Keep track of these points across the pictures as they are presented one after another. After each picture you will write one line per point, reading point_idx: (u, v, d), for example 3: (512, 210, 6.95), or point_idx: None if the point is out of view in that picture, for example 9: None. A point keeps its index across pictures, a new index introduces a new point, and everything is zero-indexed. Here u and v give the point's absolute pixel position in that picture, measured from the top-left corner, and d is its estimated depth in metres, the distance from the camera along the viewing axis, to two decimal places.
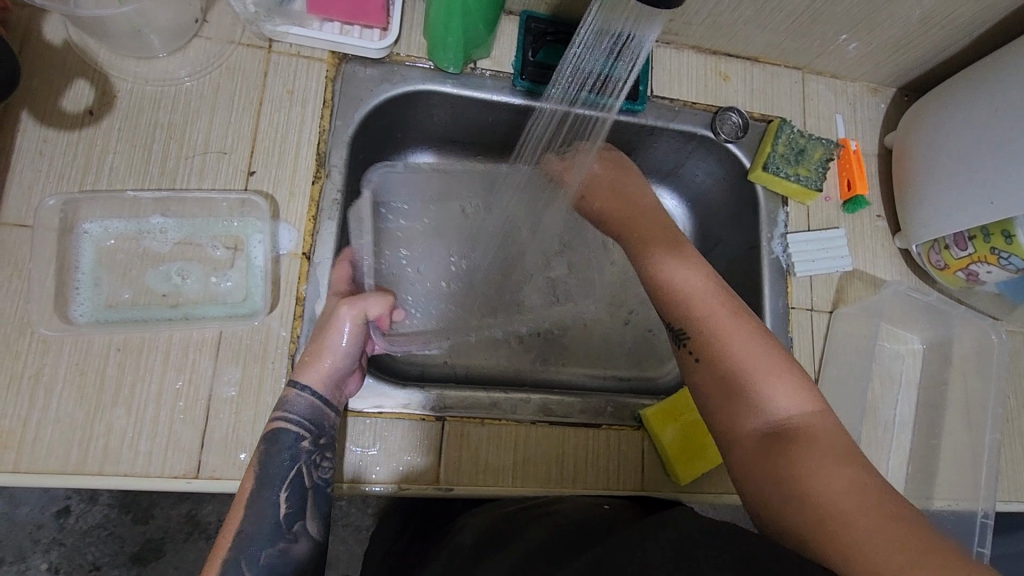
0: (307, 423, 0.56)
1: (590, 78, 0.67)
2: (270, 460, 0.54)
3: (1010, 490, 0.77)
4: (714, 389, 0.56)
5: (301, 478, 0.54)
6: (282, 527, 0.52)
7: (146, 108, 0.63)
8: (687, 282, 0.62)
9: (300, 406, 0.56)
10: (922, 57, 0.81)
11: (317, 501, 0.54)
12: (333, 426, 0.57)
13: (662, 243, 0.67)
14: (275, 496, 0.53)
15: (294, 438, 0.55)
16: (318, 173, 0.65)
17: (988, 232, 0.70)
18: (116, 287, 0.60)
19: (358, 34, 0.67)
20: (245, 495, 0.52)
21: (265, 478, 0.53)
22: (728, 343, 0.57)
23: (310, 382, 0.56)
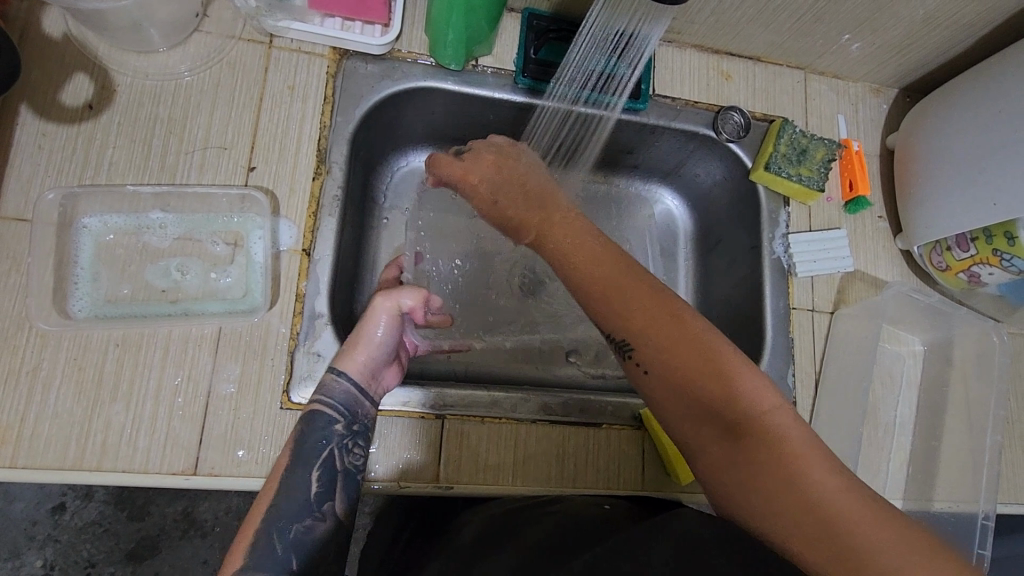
0: (343, 408, 0.56)
1: (594, 76, 0.67)
2: (308, 438, 0.54)
3: (1011, 493, 0.77)
4: (670, 402, 0.51)
5: (334, 460, 0.54)
6: (311, 507, 0.52)
7: (146, 102, 0.62)
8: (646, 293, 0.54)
9: (338, 391, 0.56)
10: (924, 58, 0.81)
11: (346, 484, 0.54)
12: (368, 415, 0.57)
13: (582, 234, 0.58)
14: (307, 476, 0.52)
15: (329, 420, 0.55)
16: (318, 170, 0.65)
17: (990, 233, 0.70)
18: (115, 282, 0.60)
19: (359, 30, 0.67)
20: (279, 472, 0.53)
21: (300, 455, 0.53)
22: (675, 349, 0.51)
23: (347, 369, 0.57)
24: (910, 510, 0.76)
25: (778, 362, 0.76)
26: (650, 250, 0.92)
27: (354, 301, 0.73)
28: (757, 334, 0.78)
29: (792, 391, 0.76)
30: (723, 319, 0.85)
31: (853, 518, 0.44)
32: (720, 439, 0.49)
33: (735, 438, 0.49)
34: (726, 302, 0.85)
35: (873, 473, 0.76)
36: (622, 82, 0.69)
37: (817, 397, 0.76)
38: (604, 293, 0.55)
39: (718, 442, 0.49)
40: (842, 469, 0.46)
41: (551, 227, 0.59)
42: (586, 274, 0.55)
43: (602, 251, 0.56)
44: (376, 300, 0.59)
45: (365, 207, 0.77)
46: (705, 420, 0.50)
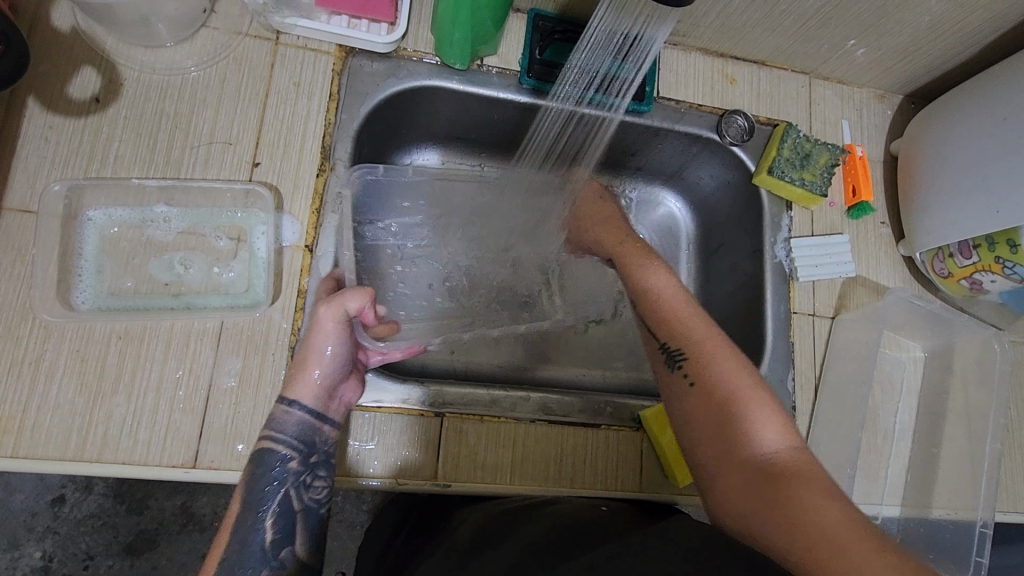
0: (297, 444, 0.54)
1: (597, 77, 0.67)
2: (257, 484, 0.52)
3: (1010, 501, 0.77)
4: (704, 417, 0.55)
5: (291, 500, 0.53)
6: (268, 556, 0.51)
7: (153, 96, 0.63)
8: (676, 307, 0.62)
9: (290, 424, 0.54)
10: (930, 64, 0.81)
11: (307, 523, 0.53)
12: (325, 441, 0.56)
13: (648, 265, 0.67)
14: (261, 524, 0.51)
15: (282, 459, 0.53)
16: (323, 166, 0.65)
17: (993, 241, 0.70)
18: (119, 275, 0.61)
19: (366, 28, 0.67)
20: (232, 518, 0.51)
21: (250, 503, 0.51)
22: (723, 370, 0.56)
23: (299, 397, 0.55)
24: (908, 517, 0.76)
25: (778, 366, 0.76)
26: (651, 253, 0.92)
27: None
28: (758, 337, 0.78)
29: (792, 395, 0.76)
30: (723, 322, 0.86)
31: (849, 542, 0.43)
32: (741, 463, 0.51)
33: (754, 461, 0.51)
34: (727, 306, 0.86)
35: (872, 478, 0.76)
36: (627, 84, 0.68)
37: (817, 401, 0.77)
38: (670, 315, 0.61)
39: (737, 463, 0.51)
40: (846, 507, 0.46)
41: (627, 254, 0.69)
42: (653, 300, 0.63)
43: (668, 286, 0.64)
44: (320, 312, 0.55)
45: None
46: (731, 440, 0.53)
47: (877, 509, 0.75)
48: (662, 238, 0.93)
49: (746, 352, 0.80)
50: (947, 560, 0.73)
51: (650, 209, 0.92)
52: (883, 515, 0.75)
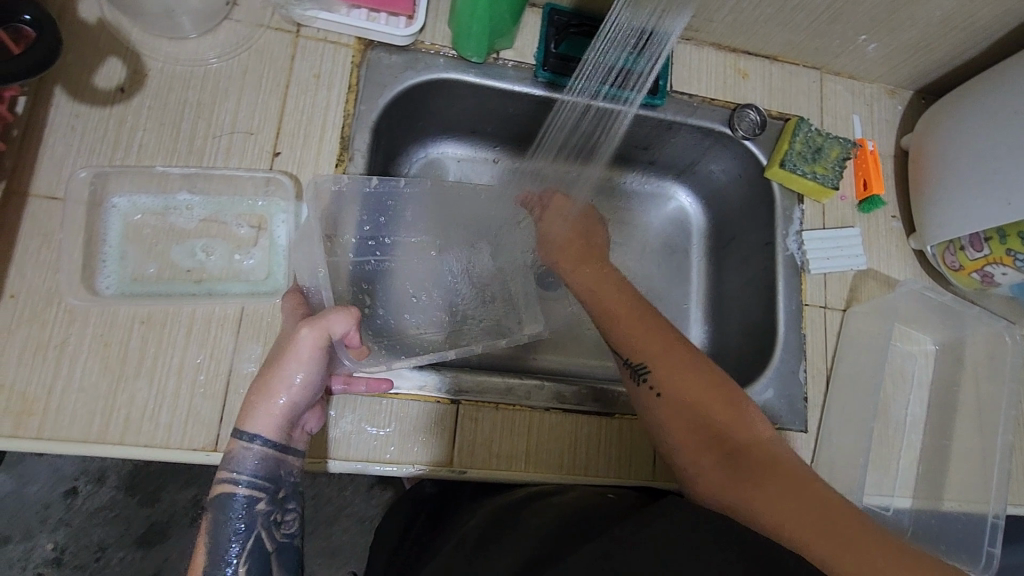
0: (260, 483, 0.51)
1: (613, 72, 0.68)
2: (221, 531, 0.49)
3: (1021, 494, 0.77)
4: (680, 423, 0.57)
5: (262, 541, 0.50)
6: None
7: (176, 86, 0.64)
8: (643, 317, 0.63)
9: (250, 462, 0.51)
10: (941, 59, 0.82)
11: (283, 563, 0.51)
12: (290, 473, 0.53)
13: (606, 280, 0.67)
14: (232, 573, 0.49)
15: (246, 501, 0.51)
16: (342, 157, 0.66)
17: (1004, 233, 0.71)
18: (142, 261, 0.61)
19: (384, 21, 0.68)
20: (197, 569, 0.49)
21: (217, 552, 0.49)
22: (684, 377, 0.58)
23: (260, 431, 0.51)
24: (920, 509, 0.76)
25: (789, 358, 0.77)
26: (663, 246, 0.93)
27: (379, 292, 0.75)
28: (769, 330, 0.79)
29: (803, 386, 0.76)
30: (734, 315, 0.86)
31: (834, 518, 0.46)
32: (721, 462, 0.53)
33: (734, 458, 0.53)
34: (737, 299, 0.86)
35: (884, 470, 0.76)
36: (642, 79, 0.69)
37: (829, 392, 0.77)
38: (629, 327, 0.62)
39: (716, 463, 0.53)
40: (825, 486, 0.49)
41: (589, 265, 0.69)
42: (613, 311, 0.64)
43: (625, 295, 0.65)
44: (299, 339, 0.51)
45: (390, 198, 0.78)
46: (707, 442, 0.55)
47: (888, 501, 0.75)
48: (672, 232, 0.94)
49: (758, 344, 0.80)
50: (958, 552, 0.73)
51: (661, 202, 0.93)
52: (895, 507, 0.75)
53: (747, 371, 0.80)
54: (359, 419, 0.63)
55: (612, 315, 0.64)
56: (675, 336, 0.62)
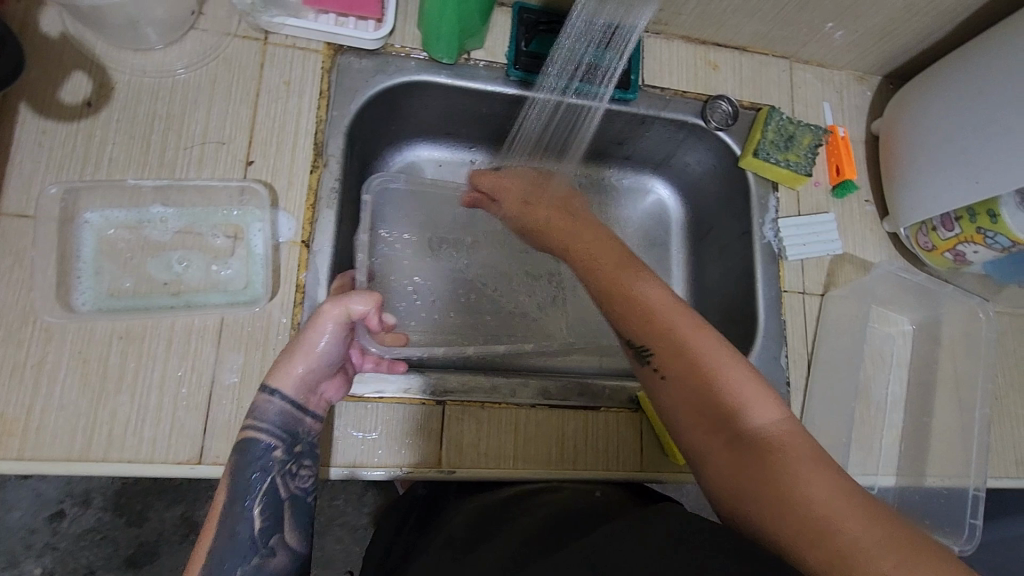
0: (280, 434, 0.55)
1: (581, 67, 0.68)
2: (241, 472, 0.53)
3: (1001, 467, 0.78)
4: (682, 405, 0.51)
5: (277, 488, 0.54)
6: (258, 544, 0.51)
7: (144, 99, 0.63)
8: (643, 288, 0.57)
9: (272, 413, 0.55)
10: (905, 44, 0.83)
11: (294, 512, 0.54)
12: (308, 432, 0.57)
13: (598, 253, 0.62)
14: (249, 513, 0.52)
15: (266, 448, 0.54)
16: (316, 163, 0.66)
17: (974, 211, 0.72)
18: (117, 276, 0.61)
19: (353, 25, 0.68)
20: (217, 511, 0.52)
21: (236, 493, 0.52)
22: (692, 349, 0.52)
23: (281, 387, 0.55)
24: (904, 486, 0.77)
25: (769, 344, 0.78)
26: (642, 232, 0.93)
27: None
28: (750, 318, 0.80)
29: (785, 371, 0.77)
30: (716, 305, 0.87)
31: (846, 514, 0.41)
32: (726, 447, 0.48)
33: (739, 442, 0.48)
34: (718, 289, 0.87)
35: (867, 451, 0.77)
36: (610, 73, 0.69)
37: (810, 376, 0.78)
38: (627, 301, 0.56)
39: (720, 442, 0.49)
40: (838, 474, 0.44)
41: (577, 241, 0.64)
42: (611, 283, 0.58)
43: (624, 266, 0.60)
44: (323, 311, 0.55)
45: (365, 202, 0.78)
46: (712, 420, 0.50)
47: (873, 480, 0.76)
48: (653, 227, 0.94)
49: (738, 332, 0.81)
50: (942, 525, 0.74)
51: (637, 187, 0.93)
52: (880, 485, 0.77)
53: None
54: (344, 424, 0.63)
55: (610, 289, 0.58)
56: (681, 307, 0.55)
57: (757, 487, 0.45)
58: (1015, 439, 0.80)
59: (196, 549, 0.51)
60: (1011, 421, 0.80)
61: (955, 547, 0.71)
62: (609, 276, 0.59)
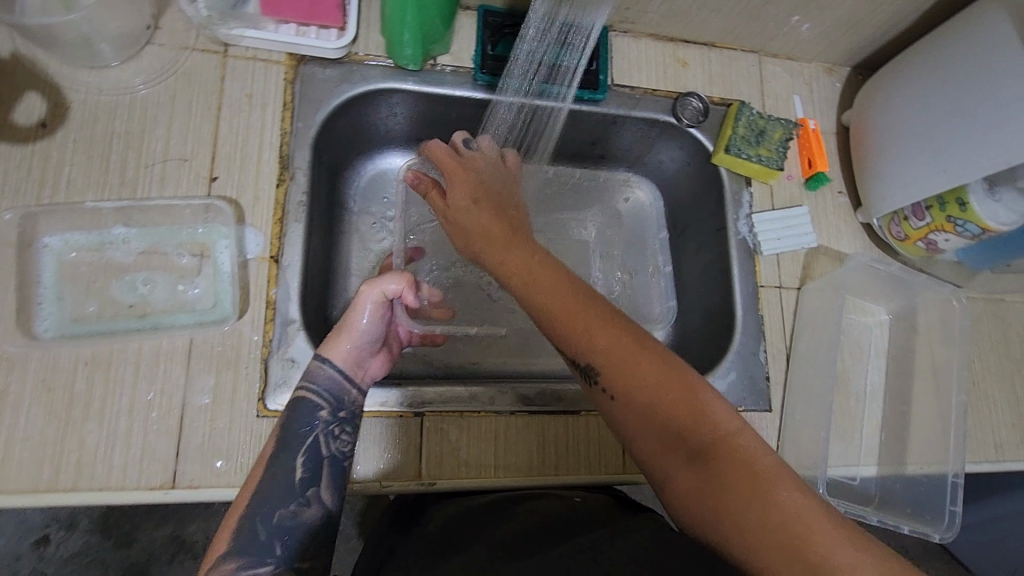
0: (329, 397, 0.57)
1: (543, 68, 0.68)
2: (291, 425, 0.55)
3: (979, 451, 0.79)
4: (635, 422, 0.50)
5: (319, 446, 0.55)
6: (295, 492, 0.52)
7: (102, 117, 0.62)
8: (581, 304, 0.54)
9: (322, 377, 0.57)
10: (872, 35, 0.84)
11: (333, 471, 0.55)
12: (354, 401, 0.59)
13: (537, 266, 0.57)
14: (292, 461, 0.53)
15: (314, 407, 0.56)
16: (282, 176, 0.65)
17: (944, 200, 0.73)
18: (80, 301, 0.60)
19: (314, 35, 0.67)
20: (265, 457, 0.54)
21: (283, 442, 0.54)
22: (646, 374, 0.51)
23: (332, 357, 0.58)
24: (885, 475, 0.78)
25: (747, 340, 0.78)
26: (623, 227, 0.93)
27: (330, 308, 0.74)
28: (728, 314, 0.80)
29: (764, 366, 0.78)
30: (694, 302, 0.87)
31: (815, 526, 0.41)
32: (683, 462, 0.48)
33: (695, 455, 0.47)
34: (696, 286, 0.87)
35: (848, 441, 0.78)
36: (571, 73, 0.70)
37: (789, 370, 0.78)
38: (571, 321, 0.53)
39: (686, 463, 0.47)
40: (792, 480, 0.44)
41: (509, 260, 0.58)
42: (552, 307, 0.54)
43: (564, 286, 0.55)
44: (362, 290, 0.60)
45: (336, 214, 0.77)
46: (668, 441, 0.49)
47: (855, 470, 0.77)
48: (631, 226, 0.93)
49: (717, 328, 0.81)
50: (923, 513, 0.75)
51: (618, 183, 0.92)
52: (862, 475, 0.77)
53: (708, 356, 0.80)
54: None
55: (552, 313, 0.54)
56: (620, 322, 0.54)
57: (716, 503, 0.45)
58: (992, 423, 0.81)
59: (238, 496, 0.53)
60: (988, 405, 0.81)
61: (936, 535, 0.72)
62: (545, 295, 0.55)
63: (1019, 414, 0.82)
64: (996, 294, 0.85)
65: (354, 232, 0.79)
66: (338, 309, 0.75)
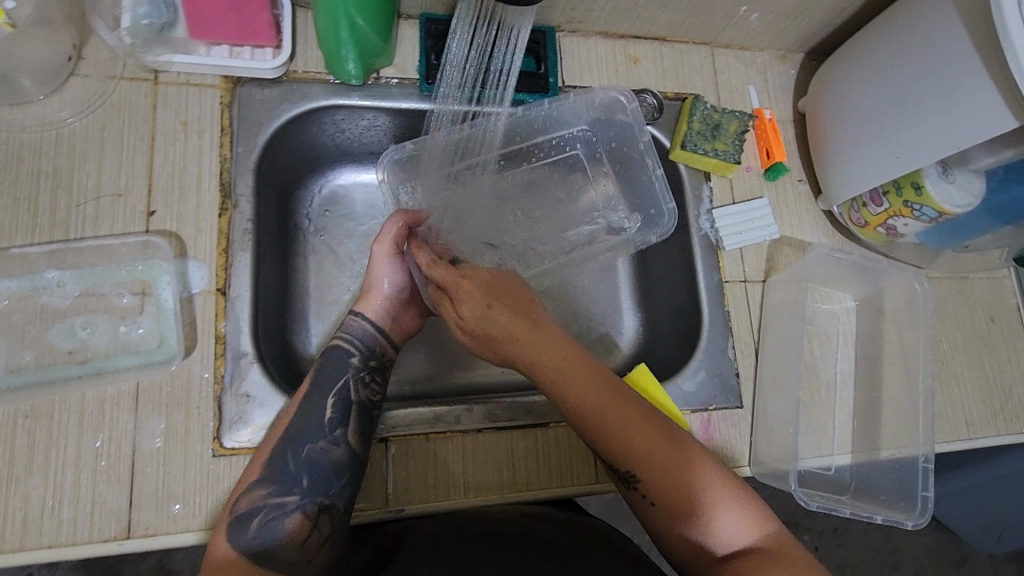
0: (359, 346, 0.63)
1: (476, 72, 0.68)
2: (324, 368, 0.60)
3: (949, 431, 0.80)
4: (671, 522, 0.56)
5: (347, 391, 0.60)
6: (325, 428, 0.57)
7: (27, 156, 0.60)
8: (616, 407, 0.57)
9: (357, 329, 0.63)
10: (821, 20, 0.83)
11: (360, 415, 0.59)
12: (383, 353, 0.64)
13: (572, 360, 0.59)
14: (326, 399, 0.58)
15: (346, 354, 0.62)
16: (224, 206, 0.63)
17: (900, 185, 0.72)
18: (16, 351, 0.57)
19: (249, 55, 0.65)
20: (300, 395, 0.59)
21: (316, 384, 0.59)
22: (687, 480, 0.55)
23: (364, 311, 0.64)
24: (859, 462, 0.78)
25: (714, 336, 0.77)
26: (581, 157, 0.82)
27: (288, 335, 0.71)
28: (695, 312, 0.79)
29: (733, 362, 0.77)
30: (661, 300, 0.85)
31: None
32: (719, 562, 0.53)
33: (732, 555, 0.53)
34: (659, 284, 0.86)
35: (821, 431, 0.78)
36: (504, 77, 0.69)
37: (758, 364, 0.77)
38: (610, 418, 0.57)
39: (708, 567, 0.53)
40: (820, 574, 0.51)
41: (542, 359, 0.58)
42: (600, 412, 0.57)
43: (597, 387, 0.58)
44: (374, 249, 0.64)
45: (287, 236, 0.74)
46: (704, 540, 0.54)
47: (829, 460, 0.77)
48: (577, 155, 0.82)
49: (684, 326, 0.80)
50: (898, 499, 0.75)
51: (573, 109, 0.78)
52: (836, 465, 0.77)
53: (678, 355, 0.79)
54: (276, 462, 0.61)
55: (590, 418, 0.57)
56: (656, 421, 0.57)
57: None
58: (962, 402, 0.81)
59: (278, 423, 0.57)
60: (957, 385, 0.82)
61: (908, 521, 0.72)
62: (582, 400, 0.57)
63: (987, 392, 0.82)
64: (959, 273, 0.86)
65: (310, 253, 0.76)
66: (298, 335, 0.72)
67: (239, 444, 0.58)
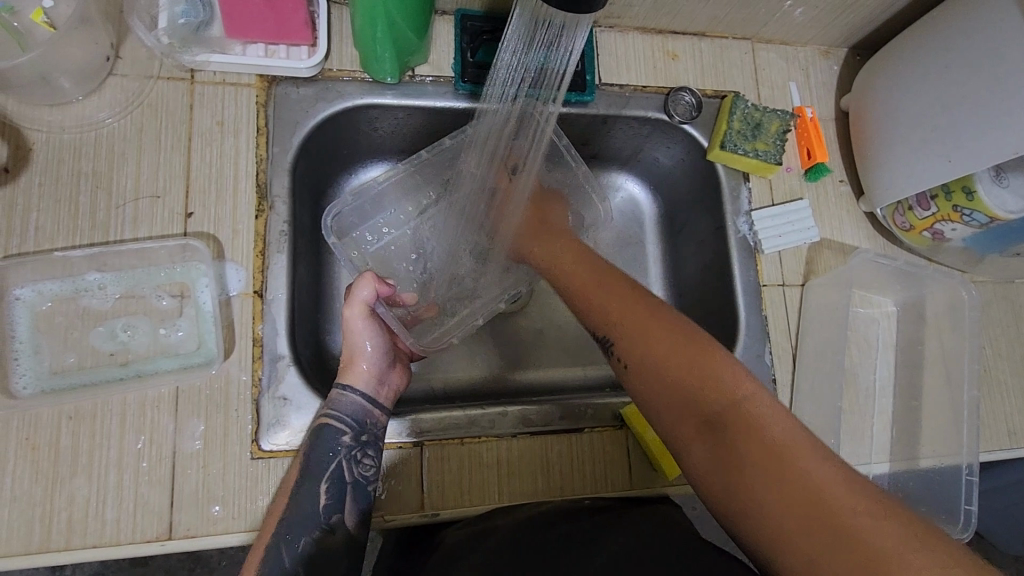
0: (349, 423, 0.58)
1: (529, 75, 0.62)
2: (314, 452, 0.57)
3: (992, 440, 0.78)
4: (645, 386, 0.53)
5: (342, 471, 0.57)
6: (319, 519, 0.55)
7: (67, 158, 0.60)
8: (592, 278, 0.62)
9: (345, 405, 0.58)
10: (869, 15, 0.80)
11: (356, 495, 0.57)
12: (378, 424, 0.60)
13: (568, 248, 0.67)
14: (315, 490, 0.55)
15: (337, 433, 0.57)
16: (260, 207, 0.63)
17: (949, 189, 0.70)
18: (59, 353, 0.58)
19: (284, 54, 0.64)
20: (291, 481, 0.56)
21: (307, 469, 0.56)
22: (655, 347, 0.53)
23: (352, 383, 0.59)
24: (897, 471, 0.76)
25: (750, 342, 0.75)
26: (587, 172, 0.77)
27: (322, 335, 0.71)
28: (730, 315, 0.77)
29: (770, 368, 0.75)
30: (695, 303, 0.84)
31: (837, 494, 0.40)
32: (692, 427, 0.49)
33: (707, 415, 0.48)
34: (695, 287, 0.84)
35: (859, 439, 0.76)
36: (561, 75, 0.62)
37: (796, 371, 0.75)
38: (592, 288, 0.61)
39: (695, 433, 0.48)
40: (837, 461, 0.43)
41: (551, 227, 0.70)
42: (584, 296, 0.61)
43: (587, 262, 0.64)
44: (346, 315, 0.60)
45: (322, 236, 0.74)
46: (677, 408, 0.50)
47: (867, 468, 0.75)
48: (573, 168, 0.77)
49: (719, 330, 0.79)
50: (939, 511, 0.73)
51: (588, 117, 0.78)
52: (874, 473, 0.75)
53: None
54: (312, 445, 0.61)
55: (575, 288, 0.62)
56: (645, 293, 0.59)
57: (723, 464, 0.46)
58: (1006, 412, 0.79)
59: (276, 507, 0.55)
60: (1001, 394, 0.79)
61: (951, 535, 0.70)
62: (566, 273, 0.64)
63: None
64: (1005, 277, 0.83)
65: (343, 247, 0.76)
66: (332, 335, 0.72)
67: (277, 447, 0.58)
